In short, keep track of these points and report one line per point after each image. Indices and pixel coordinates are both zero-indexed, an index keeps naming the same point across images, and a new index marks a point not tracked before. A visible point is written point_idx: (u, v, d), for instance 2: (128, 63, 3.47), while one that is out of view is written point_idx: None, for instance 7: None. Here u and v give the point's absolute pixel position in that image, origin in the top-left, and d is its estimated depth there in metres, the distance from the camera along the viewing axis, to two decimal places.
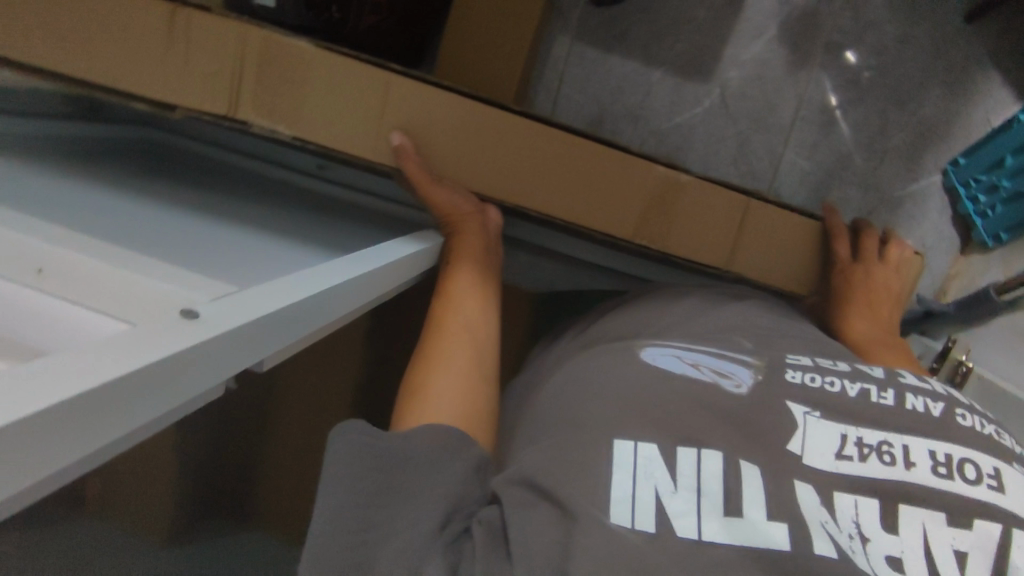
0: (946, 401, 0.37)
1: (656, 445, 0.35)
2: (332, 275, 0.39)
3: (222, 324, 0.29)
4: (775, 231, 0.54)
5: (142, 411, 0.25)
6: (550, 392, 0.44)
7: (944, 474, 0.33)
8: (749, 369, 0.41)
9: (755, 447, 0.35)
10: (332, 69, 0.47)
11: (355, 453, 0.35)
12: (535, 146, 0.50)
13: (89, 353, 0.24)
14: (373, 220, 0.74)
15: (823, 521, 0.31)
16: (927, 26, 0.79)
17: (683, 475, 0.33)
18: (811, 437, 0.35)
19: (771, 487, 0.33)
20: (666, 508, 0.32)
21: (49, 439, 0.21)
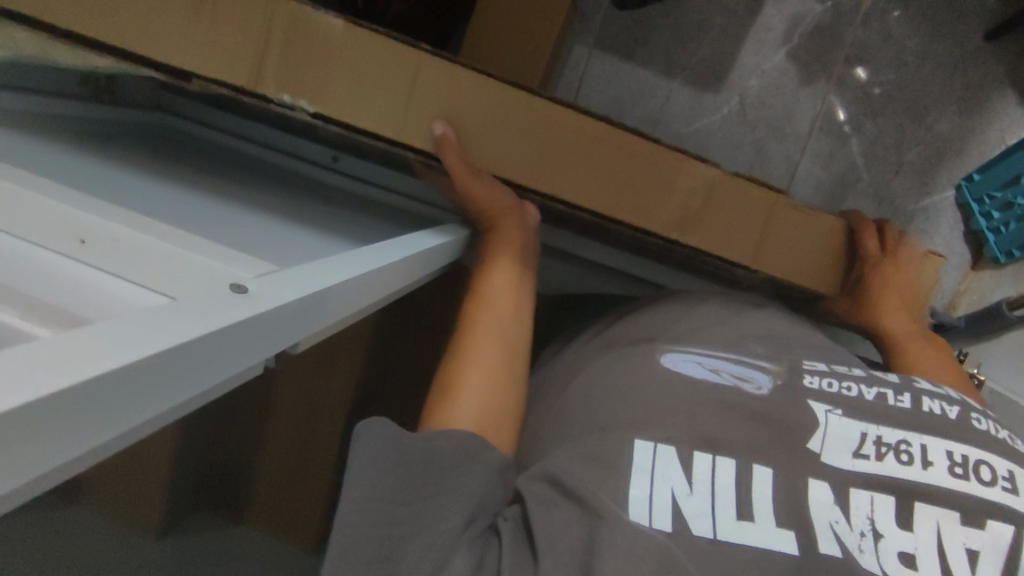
0: (960, 405, 0.40)
1: (674, 448, 0.36)
2: (360, 266, 0.39)
3: (269, 301, 0.30)
4: (808, 232, 0.53)
5: (195, 382, 0.26)
6: (570, 395, 0.45)
7: (960, 474, 0.35)
8: (768, 374, 0.42)
9: (771, 453, 0.36)
10: (359, 48, 0.44)
11: (384, 448, 0.36)
12: (572, 136, 0.47)
13: (149, 319, 0.24)
14: (386, 213, 0.75)
15: (833, 523, 0.33)
16: (947, 42, 0.80)
17: (698, 478, 0.35)
18: (832, 434, 0.37)
19: (783, 494, 0.34)
20: (682, 510, 0.34)
21: (115, 401, 0.22)
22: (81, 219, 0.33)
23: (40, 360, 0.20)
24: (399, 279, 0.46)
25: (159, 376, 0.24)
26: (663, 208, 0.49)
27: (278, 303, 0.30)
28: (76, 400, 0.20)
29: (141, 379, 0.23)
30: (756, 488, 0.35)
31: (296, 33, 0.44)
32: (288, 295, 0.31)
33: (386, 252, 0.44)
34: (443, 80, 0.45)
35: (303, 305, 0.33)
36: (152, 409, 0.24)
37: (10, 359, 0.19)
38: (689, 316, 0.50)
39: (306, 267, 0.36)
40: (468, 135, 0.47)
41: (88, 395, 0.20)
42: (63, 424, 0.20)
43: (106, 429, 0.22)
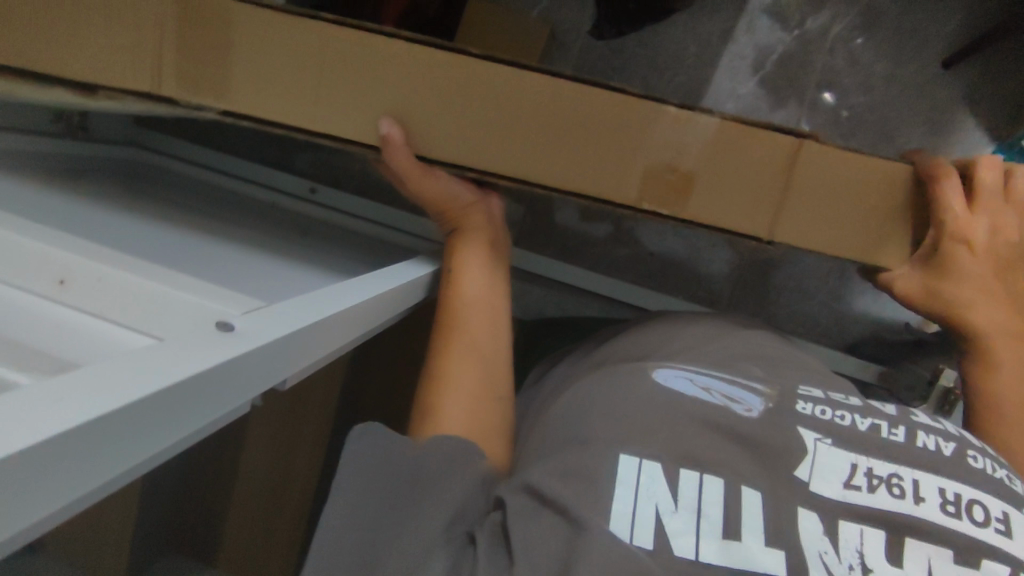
0: (958, 441, 0.37)
1: (659, 464, 0.35)
2: (337, 301, 0.39)
3: (257, 339, 0.30)
4: (847, 191, 0.43)
5: (177, 429, 0.26)
6: (556, 409, 0.43)
7: (953, 512, 0.33)
8: (761, 397, 0.40)
9: (757, 472, 0.36)
10: (324, 53, 0.42)
11: (368, 465, 0.38)
12: (529, 100, 0.42)
13: (140, 362, 0.24)
14: (361, 243, 0.75)
15: (822, 552, 0.33)
16: (910, 66, 0.82)
17: (685, 496, 0.34)
18: (822, 464, 0.36)
19: (770, 514, 0.34)
20: (664, 528, 0.33)
21: (102, 451, 0.22)
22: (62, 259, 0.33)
23: (14, 415, 0.19)
24: (383, 311, 0.46)
25: (137, 430, 0.23)
26: (651, 175, 0.43)
27: (264, 340, 0.30)
28: (49, 456, 0.19)
29: (120, 432, 0.22)
30: (744, 511, 0.34)
31: (274, 46, 0.42)
32: (275, 333, 0.31)
33: (369, 283, 0.44)
34: (405, 66, 0.42)
35: (291, 341, 0.33)
36: (134, 458, 0.24)
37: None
38: (669, 328, 0.50)
39: (295, 302, 0.36)
40: (437, 146, 0.44)
41: (61, 451, 0.20)
42: (36, 482, 0.19)
43: (78, 487, 0.21)
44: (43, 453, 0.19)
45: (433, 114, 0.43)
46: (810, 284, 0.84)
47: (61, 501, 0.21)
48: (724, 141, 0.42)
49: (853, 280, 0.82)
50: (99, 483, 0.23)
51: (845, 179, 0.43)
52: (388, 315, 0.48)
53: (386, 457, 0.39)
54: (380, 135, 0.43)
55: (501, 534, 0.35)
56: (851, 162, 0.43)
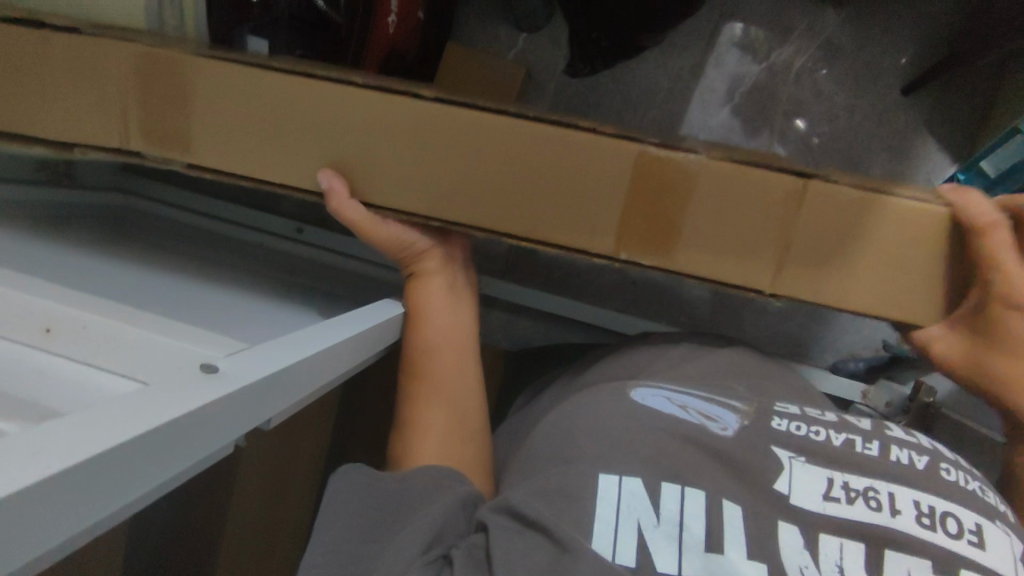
0: (931, 455, 0.38)
1: (639, 480, 0.36)
2: (317, 340, 0.40)
3: (245, 377, 0.31)
4: (843, 235, 0.42)
5: (163, 469, 0.27)
6: (540, 430, 0.44)
7: (928, 524, 0.34)
8: (736, 413, 0.41)
9: (736, 487, 0.37)
10: (295, 102, 0.43)
11: (356, 492, 0.40)
12: (496, 148, 0.42)
13: (128, 406, 0.25)
14: (342, 280, 0.76)
15: (803, 566, 0.34)
16: (871, 95, 0.85)
17: (666, 511, 0.35)
18: (799, 480, 0.37)
19: (750, 527, 0.35)
20: (647, 543, 0.34)
21: (87, 494, 0.23)
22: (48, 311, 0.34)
23: (6, 458, 0.20)
24: (365, 351, 0.48)
25: (122, 473, 0.24)
26: (636, 221, 0.43)
27: (247, 381, 0.31)
28: (38, 496, 0.20)
29: (106, 472, 0.23)
30: (725, 524, 0.35)
31: (248, 98, 0.43)
32: (258, 373, 0.32)
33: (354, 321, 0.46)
34: (371, 111, 0.43)
35: (274, 382, 0.34)
36: (120, 498, 0.25)
37: None
38: (649, 348, 0.52)
39: (277, 343, 0.37)
40: (405, 195, 0.45)
41: (49, 493, 0.21)
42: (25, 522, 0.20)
43: (68, 527, 0.22)
44: (29, 496, 0.20)
45: (402, 160, 0.44)
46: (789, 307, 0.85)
47: (49, 543, 0.22)
48: (706, 184, 0.41)
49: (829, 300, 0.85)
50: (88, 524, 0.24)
51: (841, 226, 0.42)
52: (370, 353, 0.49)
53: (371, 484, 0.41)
54: (321, 187, 0.45)
55: (485, 556, 0.36)
56: (853, 206, 0.41)
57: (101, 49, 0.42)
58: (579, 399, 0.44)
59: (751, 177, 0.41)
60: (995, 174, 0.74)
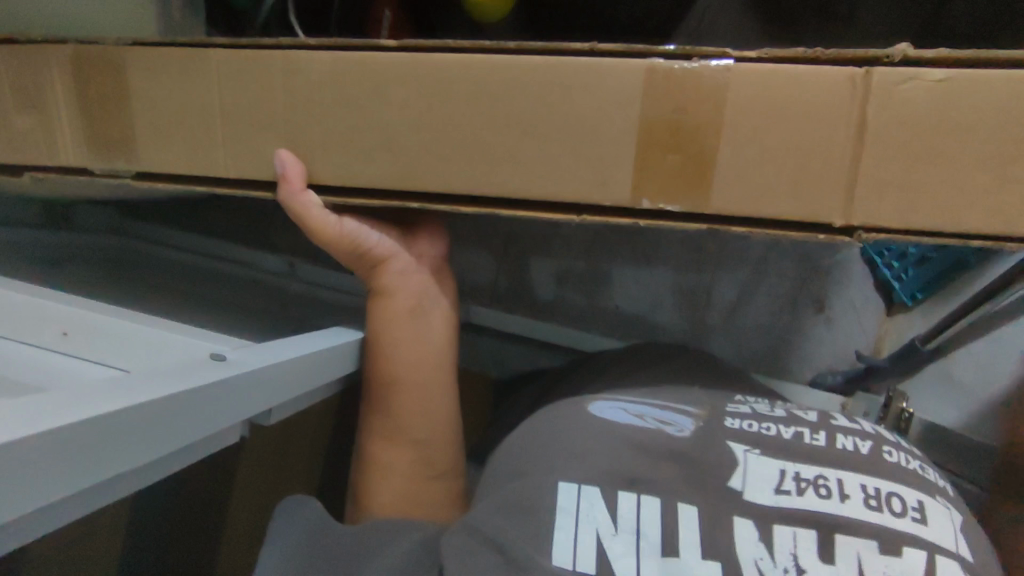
0: (873, 440, 0.41)
1: (597, 488, 0.39)
2: (304, 346, 0.46)
3: (243, 368, 0.37)
4: (931, 147, 0.33)
5: (184, 433, 0.32)
6: (503, 448, 0.46)
7: (874, 506, 0.37)
8: (691, 419, 0.44)
9: (694, 489, 0.39)
10: (238, 90, 0.40)
11: (308, 519, 0.46)
12: (474, 86, 0.37)
13: (152, 380, 0.31)
14: (327, 309, 0.80)
15: (757, 560, 0.35)
16: None
17: (623, 517, 0.37)
18: (752, 473, 0.39)
19: (704, 530, 0.37)
20: (605, 551, 0.36)
21: (123, 443, 0.28)
22: (56, 314, 0.38)
23: (60, 407, 0.26)
24: (342, 363, 0.53)
25: (149, 429, 0.30)
26: (660, 156, 0.36)
27: (251, 368, 0.38)
28: (84, 436, 0.26)
29: (119, 432, 0.28)
30: (680, 526, 0.37)
31: (196, 92, 0.41)
32: (258, 364, 0.39)
33: (331, 336, 0.53)
34: (320, 70, 0.39)
35: (271, 373, 0.40)
36: (150, 452, 0.30)
37: (46, 403, 0.26)
38: (621, 367, 0.54)
39: (270, 346, 0.43)
40: (365, 162, 0.40)
41: (73, 439, 0.25)
42: (51, 462, 0.25)
43: (87, 478, 0.27)
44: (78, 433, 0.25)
45: (370, 113, 0.39)
46: (769, 323, 0.87)
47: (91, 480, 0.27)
48: (747, 94, 0.34)
49: (806, 318, 0.87)
50: (106, 478, 0.28)
51: (924, 134, 0.33)
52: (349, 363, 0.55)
53: (325, 520, 0.47)
54: (275, 167, 0.41)
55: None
56: (940, 104, 0.32)
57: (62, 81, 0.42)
58: (546, 412, 0.47)
59: (799, 81, 0.33)
60: None
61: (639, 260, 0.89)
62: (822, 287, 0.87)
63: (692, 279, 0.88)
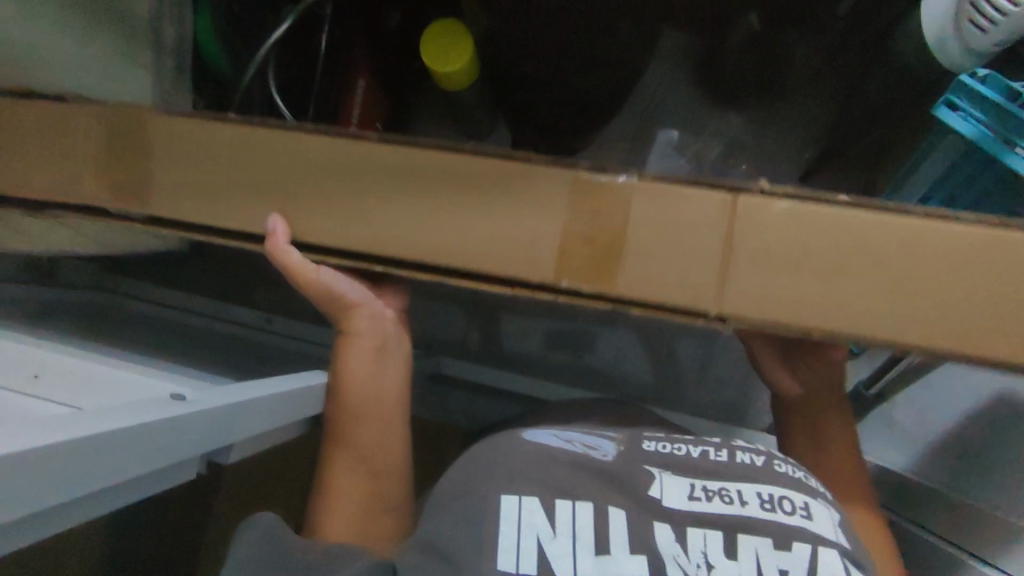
0: (767, 455, 0.44)
1: (537, 498, 0.40)
2: (260, 390, 0.51)
3: (199, 406, 0.42)
4: (793, 246, 0.40)
5: (140, 464, 0.37)
6: (451, 469, 0.47)
7: (768, 508, 0.39)
8: (612, 442, 0.46)
9: (621, 495, 0.41)
10: (236, 146, 0.48)
11: (261, 533, 0.49)
12: (432, 178, 0.44)
13: (115, 413, 0.36)
14: (298, 359, 0.83)
15: (674, 555, 0.37)
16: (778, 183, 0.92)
17: (561, 524, 0.39)
18: (666, 486, 0.41)
19: (634, 529, 0.39)
20: (546, 552, 0.38)
21: (85, 469, 0.33)
22: (38, 364, 0.46)
23: (33, 431, 0.31)
24: (303, 407, 0.59)
25: (110, 455, 0.34)
26: (579, 248, 0.43)
27: (207, 406, 0.43)
28: (53, 457, 0.31)
29: (84, 457, 0.33)
30: (611, 533, 0.38)
31: (196, 147, 0.48)
32: (213, 405, 0.44)
33: (291, 381, 0.58)
34: (308, 148, 0.46)
35: (226, 413, 0.45)
36: (108, 477, 0.35)
37: (22, 428, 0.31)
38: (573, 415, 0.58)
39: (227, 390, 0.48)
40: (336, 228, 0.47)
41: (49, 459, 0.30)
42: (23, 480, 0.29)
43: (49, 498, 0.31)
44: (46, 452, 0.30)
45: (349, 194, 0.46)
46: (728, 373, 0.91)
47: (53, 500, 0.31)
48: (644, 211, 0.42)
49: None
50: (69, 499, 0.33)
51: (789, 241, 0.40)
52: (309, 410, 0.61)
53: (281, 536, 0.49)
54: (267, 229, 0.48)
55: None
56: (800, 219, 0.40)
57: (77, 133, 0.50)
58: (485, 442, 0.47)
59: (685, 195, 0.41)
60: None
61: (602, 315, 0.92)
62: None
63: (647, 333, 0.92)
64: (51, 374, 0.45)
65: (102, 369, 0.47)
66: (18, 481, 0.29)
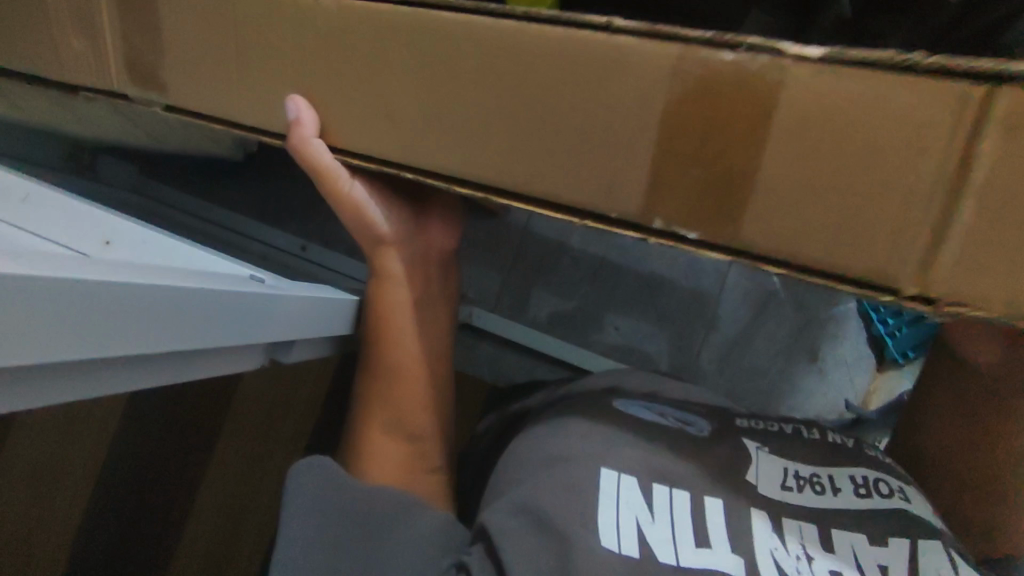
0: (855, 438, 0.46)
1: (635, 478, 0.38)
2: (292, 294, 0.49)
3: (241, 291, 0.40)
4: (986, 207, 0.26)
5: (181, 334, 0.35)
6: (524, 435, 0.45)
7: (863, 494, 0.40)
8: (705, 417, 0.45)
9: (722, 485, 0.39)
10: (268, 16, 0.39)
11: (319, 486, 0.48)
12: (497, 63, 0.33)
13: (168, 276, 0.34)
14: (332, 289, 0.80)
15: (772, 548, 0.36)
16: None
17: (659, 507, 0.37)
18: (762, 467, 0.41)
19: (731, 521, 0.37)
20: (647, 538, 0.36)
21: (134, 324, 0.31)
22: (111, 227, 0.44)
23: (90, 269, 0.28)
24: (321, 323, 0.57)
25: (156, 314, 0.32)
26: (693, 173, 0.31)
27: (247, 292, 0.41)
28: (106, 299, 0.28)
29: (133, 309, 0.30)
30: (709, 519, 0.37)
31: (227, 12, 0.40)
32: (251, 292, 0.42)
33: (321, 294, 0.56)
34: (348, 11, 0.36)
35: (259, 304, 0.43)
36: (152, 342, 0.33)
37: (73, 263, 0.28)
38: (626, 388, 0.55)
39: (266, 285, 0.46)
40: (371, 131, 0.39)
41: (100, 299, 0.28)
42: (73, 318, 0.27)
43: (92, 346, 0.29)
44: (101, 290, 0.28)
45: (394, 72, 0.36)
46: (765, 361, 0.87)
47: (96, 349, 0.29)
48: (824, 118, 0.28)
49: (799, 362, 0.87)
50: (108, 356, 0.30)
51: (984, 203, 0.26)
52: (327, 323, 0.58)
53: (338, 481, 0.48)
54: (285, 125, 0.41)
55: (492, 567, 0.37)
56: None
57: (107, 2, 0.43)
58: (560, 409, 0.46)
59: (876, 101, 0.27)
60: None
61: (650, 288, 0.90)
62: (819, 335, 0.87)
63: (688, 309, 0.89)
64: (121, 240, 0.43)
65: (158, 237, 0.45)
66: (70, 316, 0.26)
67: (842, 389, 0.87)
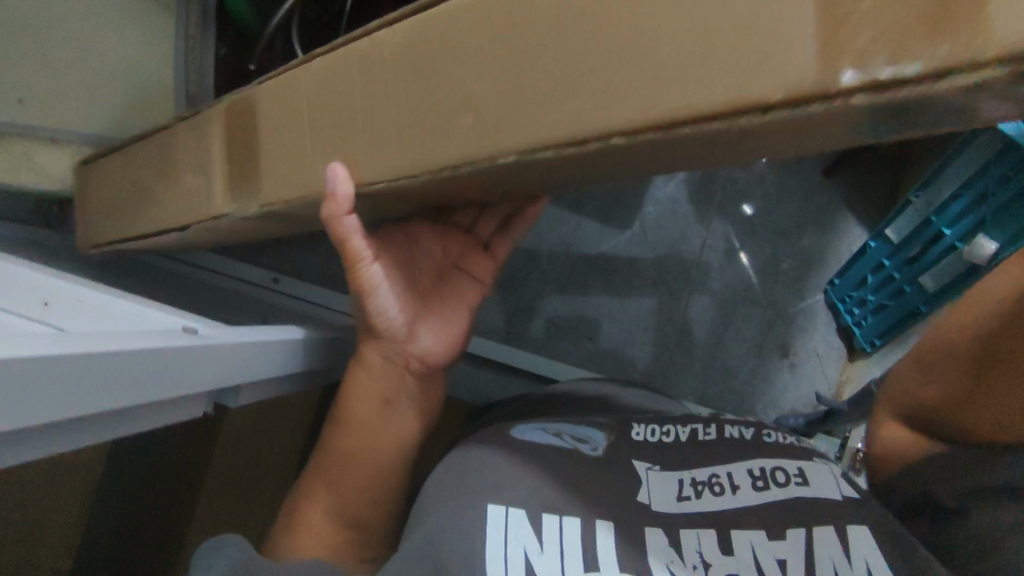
0: (756, 427, 0.46)
1: (523, 509, 0.37)
2: (234, 340, 0.46)
3: (165, 345, 0.36)
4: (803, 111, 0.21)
5: (90, 401, 0.31)
6: (428, 481, 0.43)
7: (762, 485, 0.39)
8: (602, 432, 0.45)
9: (612, 506, 0.38)
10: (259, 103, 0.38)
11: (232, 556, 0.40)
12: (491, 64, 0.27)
13: (72, 340, 0.30)
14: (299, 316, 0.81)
15: (668, 562, 0.35)
16: (797, 174, 0.88)
17: (548, 537, 0.36)
18: (653, 488, 0.40)
19: (623, 543, 0.36)
20: (534, 568, 0.34)
21: (22, 395, 0.27)
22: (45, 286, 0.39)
23: None
24: (274, 364, 0.54)
25: (51, 381, 0.28)
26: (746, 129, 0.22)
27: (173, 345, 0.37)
28: None
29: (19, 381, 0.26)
30: (599, 543, 0.36)
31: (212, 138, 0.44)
32: (178, 343, 0.38)
33: (273, 343, 0.53)
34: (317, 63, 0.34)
35: (191, 357, 0.39)
36: (51, 413, 0.29)
37: None
38: (535, 405, 0.55)
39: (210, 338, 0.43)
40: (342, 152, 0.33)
41: None
42: None
43: None
44: None
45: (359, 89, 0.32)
46: (736, 361, 0.86)
47: None
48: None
49: (770, 359, 0.86)
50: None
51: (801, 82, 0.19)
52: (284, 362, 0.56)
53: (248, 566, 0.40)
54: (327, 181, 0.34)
55: None
56: None
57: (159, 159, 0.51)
58: (468, 441, 0.45)
59: None
60: (897, 242, 0.70)
61: (619, 290, 0.88)
62: (787, 331, 0.86)
63: (661, 310, 0.88)
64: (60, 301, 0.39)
65: (103, 298, 0.42)
66: None
67: (813, 380, 0.85)
